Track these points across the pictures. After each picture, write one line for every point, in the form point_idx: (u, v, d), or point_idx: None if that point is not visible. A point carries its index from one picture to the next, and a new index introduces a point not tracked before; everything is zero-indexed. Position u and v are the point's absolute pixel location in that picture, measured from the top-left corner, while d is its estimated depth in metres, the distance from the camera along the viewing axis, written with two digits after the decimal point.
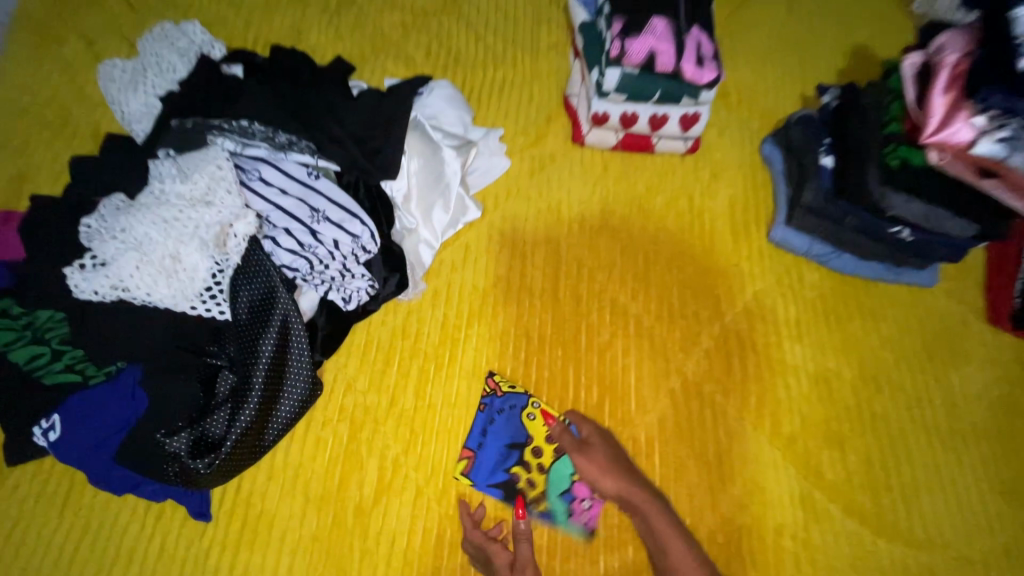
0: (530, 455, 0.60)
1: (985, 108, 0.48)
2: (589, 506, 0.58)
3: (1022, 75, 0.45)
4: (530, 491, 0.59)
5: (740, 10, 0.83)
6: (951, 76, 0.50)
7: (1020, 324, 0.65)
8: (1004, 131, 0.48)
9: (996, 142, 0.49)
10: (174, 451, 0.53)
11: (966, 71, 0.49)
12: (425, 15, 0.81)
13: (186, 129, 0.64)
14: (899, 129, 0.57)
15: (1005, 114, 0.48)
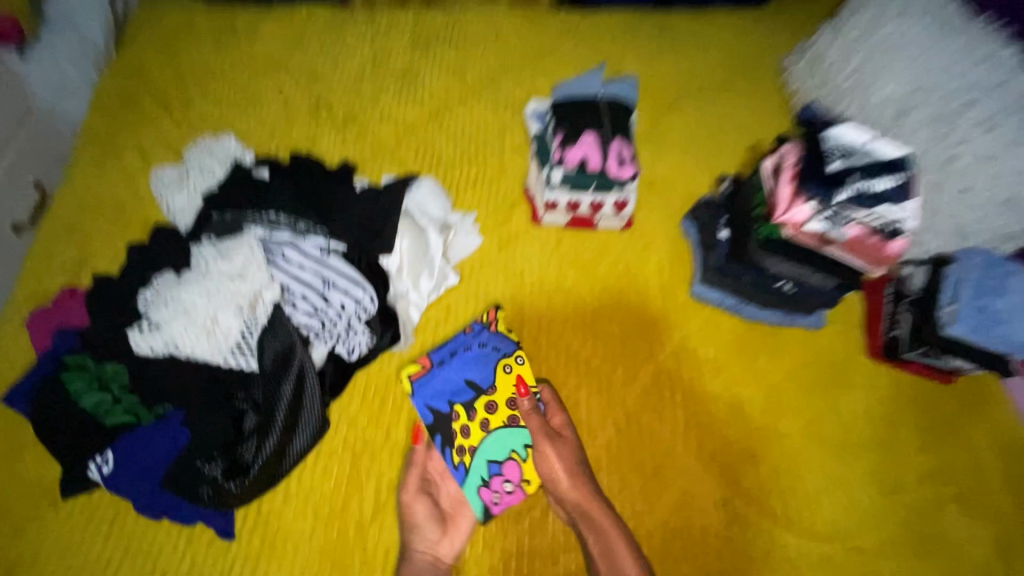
0: (483, 406, 0.75)
1: (812, 197, 0.66)
2: (510, 489, 0.71)
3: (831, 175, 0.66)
4: (464, 440, 0.73)
5: (663, 115, 1.05)
6: (790, 174, 0.69)
7: (890, 353, 0.82)
8: (826, 213, 0.67)
9: (822, 222, 0.67)
10: (211, 475, 0.66)
11: (799, 170, 0.68)
12: (414, 126, 1.03)
13: (226, 221, 0.82)
14: (761, 211, 0.74)
15: (824, 202, 0.66)
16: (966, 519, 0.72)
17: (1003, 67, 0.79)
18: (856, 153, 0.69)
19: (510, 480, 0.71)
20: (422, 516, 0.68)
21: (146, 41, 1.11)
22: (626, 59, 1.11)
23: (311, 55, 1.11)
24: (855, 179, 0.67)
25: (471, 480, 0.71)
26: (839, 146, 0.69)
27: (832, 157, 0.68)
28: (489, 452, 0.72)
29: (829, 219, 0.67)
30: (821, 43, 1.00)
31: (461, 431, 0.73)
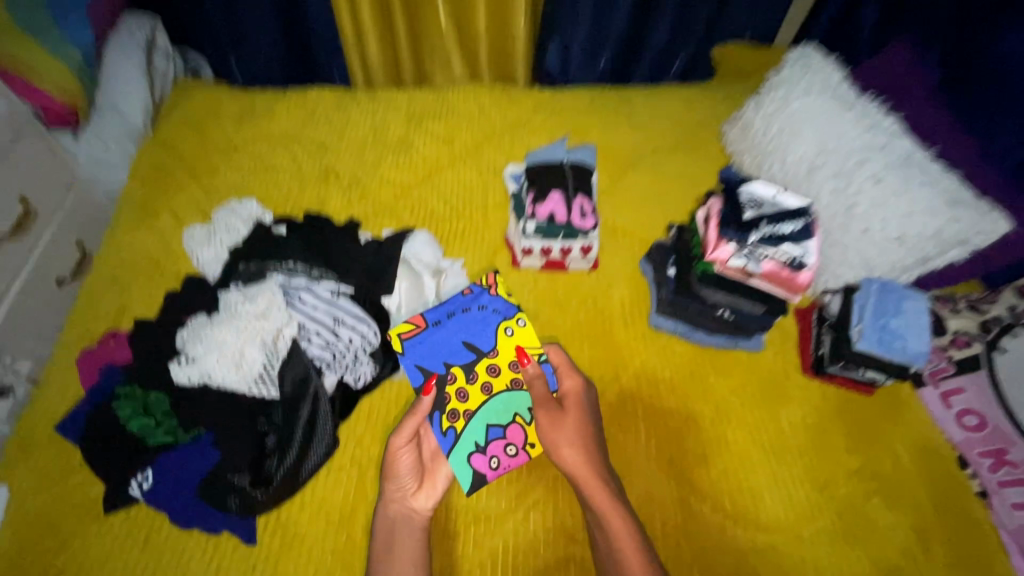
0: (485, 371, 0.91)
1: (730, 239, 0.85)
2: (513, 453, 0.85)
3: (738, 224, 0.86)
4: (463, 401, 0.88)
5: (622, 175, 1.23)
6: (713, 221, 0.89)
7: (818, 370, 0.96)
8: (741, 253, 0.86)
9: (742, 259, 0.86)
10: (240, 484, 0.78)
11: (718, 218, 0.88)
12: (410, 187, 1.20)
13: (252, 270, 0.98)
14: (698, 252, 0.95)
15: (740, 243, 0.85)
16: (889, 510, 0.84)
17: (882, 133, 0.99)
18: (764, 205, 0.90)
19: (512, 444, 0.85)
20: (404, 467, 0.81)
21: (177, 118, 1.28)
22: (589, 128, 1.32)
23: (321, 129, 1.30)
24: (764, 224, 0.87)
25: (466, 444, 0.85)
26: (751, 199, 0.90)
27: (746, 207, 0.89)
28: (487, 418, 0.87)
29: (747, 256, 0.86)
30: (745, 114, 1.21)
31: (461, 395, 0.89)
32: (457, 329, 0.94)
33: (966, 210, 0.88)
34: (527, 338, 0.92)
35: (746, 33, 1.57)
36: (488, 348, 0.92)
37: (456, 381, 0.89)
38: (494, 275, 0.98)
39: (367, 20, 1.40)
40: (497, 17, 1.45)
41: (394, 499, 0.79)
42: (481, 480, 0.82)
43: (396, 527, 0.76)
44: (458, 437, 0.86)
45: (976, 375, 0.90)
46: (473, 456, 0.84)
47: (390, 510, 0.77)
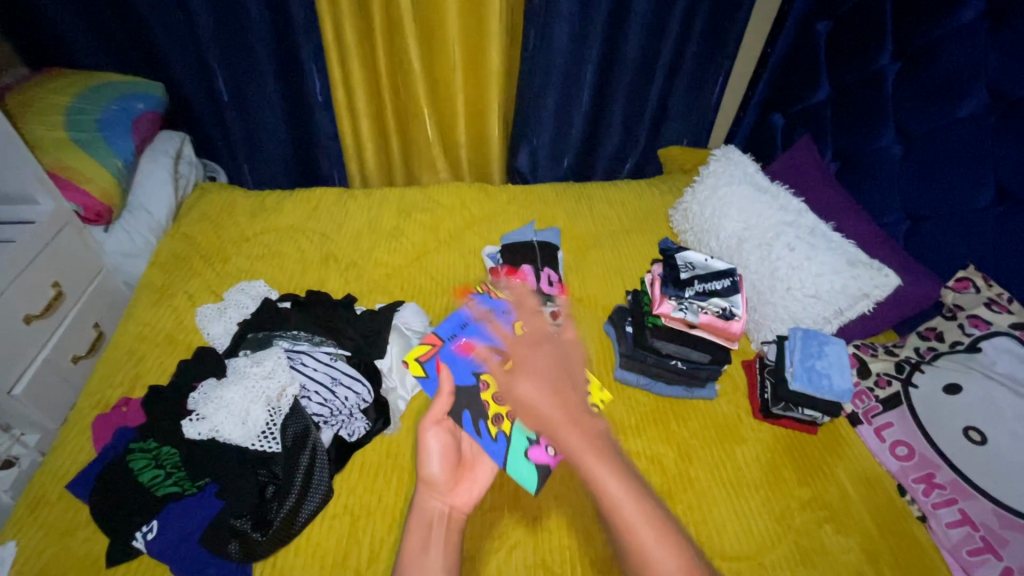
0: None
1: (671, 296, 1.06)
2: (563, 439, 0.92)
3: (676, 283, 1.07)
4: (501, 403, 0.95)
5: (584, 253, 1.43)
6: (655, 284, 1.10)
7: (765, 412, 1.08)
8: (681, 307, 1.06)
9: (681, 311, 1.06)
10: (241, 528, 0.84)
11: (659, 281, 1.09)
12: (400, 267, 1.37)
13: (260, 338, 1.10)
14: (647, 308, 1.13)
15: (678, 300, 1.06)
16: (841, 535, 0.92)
17: (791, 211, 1.22)
18: (696, 267, 1.12)
19: None
20: (433, 452, 0.88)
21: (196, 214, 1.46)
22: (556, 216, 1.54)
23: (323, 221, 1.49)
24: (696, 282, 1.08)
25: (520, 443, 0.91)
26: (685, 264, 1.12)
27: (681, 269, 1.11)
28: None
29: (685, 308, 1.06)
30: (685, 201, 1.44)
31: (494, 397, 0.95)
32: (474, 337, 1.03)
33: (864, 268, 1.08)
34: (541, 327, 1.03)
35: (684, 139, 1.87)
36: None
37: (490, 387, 0.96)
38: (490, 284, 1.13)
39: (366, 132, 1.66)
40: (475, 130, 1.74)
41: (432, 494, 0.85)
42: (546, 469, 0.89)
43: (432, 521, 0.82)
44: (509, 439, 0.91)
45: (899, 409, 1.02)
46: (531, 451, 0.90)
47: (428, 503, 0.83)
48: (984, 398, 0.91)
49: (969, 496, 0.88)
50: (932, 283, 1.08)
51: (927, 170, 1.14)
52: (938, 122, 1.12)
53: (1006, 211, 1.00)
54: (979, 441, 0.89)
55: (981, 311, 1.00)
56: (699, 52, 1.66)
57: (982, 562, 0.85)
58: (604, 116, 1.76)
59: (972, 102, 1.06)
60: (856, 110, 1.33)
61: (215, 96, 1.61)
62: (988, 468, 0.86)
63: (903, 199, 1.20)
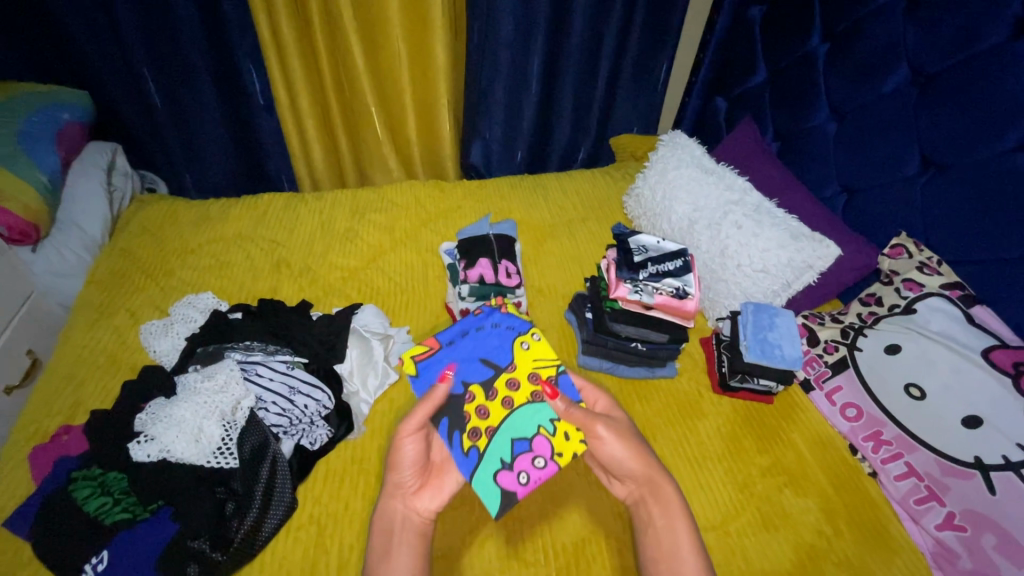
0: (507, 388, 0.92)
1: (627, 280, 1.07)
2: (542, 467, 0.83)
3: (629, 265, 1.08)
4: (483, 420, 0.89)
5: (541, 246, 1.45)
6: (610, 269, 1.10)
7: (723, 386, 1.12)
8: (636, 290, 1.06)
9: (637, 293, 1.06)
10: (199, 549, 0.80)
11: (614, 265, 1.09)
12: (357, 270, 1.36)
13: (209, 351, 1.05)
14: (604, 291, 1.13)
15: (633, 283, 1.06)
16: (800, 498, 0.96)
17: (736, 190, 1.26)
18: (649, 249, 1.13)
19: (539, 456, 0.84)
20: (407, 458, 0.84)
21: (135, 228, 1.40)
22: (511, 210, 1.55)
23: (273, 227, 1.45)
24: (649, 264, 1.09)
25: (492, 461, 0.84)
26: (638, 247, 1.13)
27: (635, 252, 1.12)
28: (512, 433, 0.87)
29: (640, 290, 1.06)
30: (637, 187, 1.46)
31: (476, 414, 0.90)
32: (472, 348, 0.98)
33: (807, 240, 1.12)
34: (542, 350, 0.95)
35: (634, 127, 1.90)
36: (506, 362, 0.95)
37: (475, 399, 0.91)
38: (502, 298, 1.07)
39: (313, 135, 1.62)
40: (426, 127, 1.71)
41: (397, 497, 0.84)
42: (511, 497, 0.81)
43: (393, 527, 0.81)
44: (481, 458, 0.85)
45: (847, 372, 1.07)
46: (502, 474, 0.83)
47: (391, 507, 0.83)
48: (923, 356, 0.96)
49: (913, 449, 0.94)
50: (870, 252, 1.13)
51: (860, 144, 1.20)
52: (866, 97, 1.18)
53: (930, 179, 1.06)
54: (919, 396, 0.94)
55: (915, 274, 1.05)
56: (642, 42, 1.68)
57: (928, 509, 0.90)
58: (554, 107, 1.77)
59: (894, 77, 1.12)
60: (793, 91, 1.38)
61: (148, 103, 1.53)
62: (931, 421, 0.92)
63: (839, 174, 1.26)
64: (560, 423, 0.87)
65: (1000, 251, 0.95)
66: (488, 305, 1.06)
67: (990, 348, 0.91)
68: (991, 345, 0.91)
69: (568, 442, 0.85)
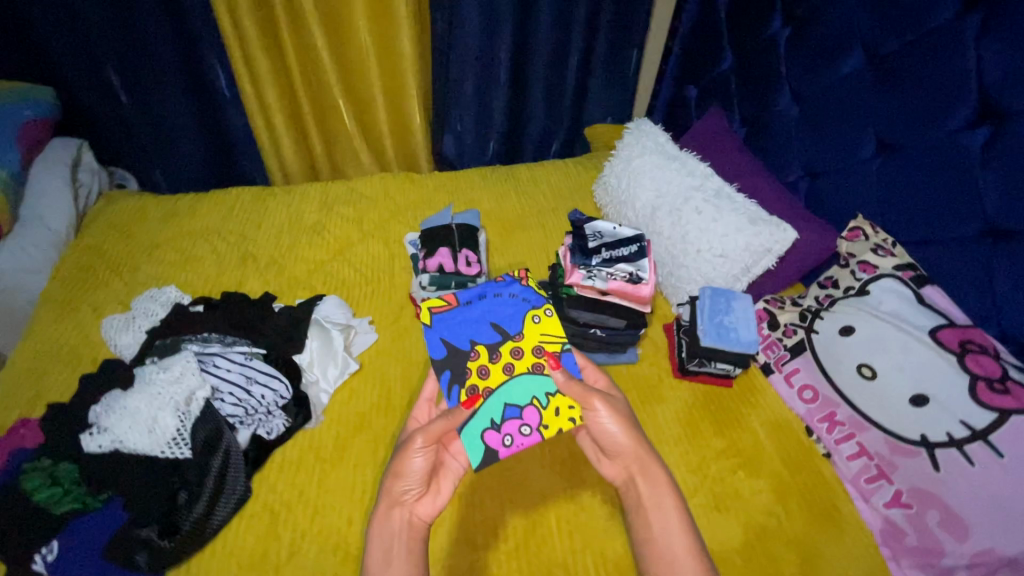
0: (511, 355, 0.93)
1: (580, 266, 1.07)
2: (527, 434, 0.85)
3: (582, 250, 1.09)
4: (483, 381, 0.91)
5: (509, 236, 1.45)
6: (566, 255, 1.11)
7: (682, 369, 1.13)
8: (590, 274, 1.07)
9: (590, 279, 1.07)
10: (147, 536, 0.82)
11: (569, 252, 1.10)
12: (324, 262, 1.36)
13: (167, 344, 1.05)
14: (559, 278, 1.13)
15: (587, 269, 1.07)
16: (753, 479, 0.97)
17: (697, 176, 1.26)
18: (604, 235, 1.13)
19: (526, 424, 0.86)
20: (416, 470, 0.77)
21: (102, 224, 1.40)
22: (481, 201, 1.55)
23: (241, 221, 1.45)
24: (604, 250, 1.10)
25: (482, 420, 0.86)
26: (593, 233, 1.14)
27: (590, 238, 1.12)
28: (506, 399, 0.89)
29: (594, 276, 1.07)
30: (604, 175, 1.46)
31: (478, 373, 0.91)
32: (485, 312, 1.00)
33: (765, 224, 1.12)
34: (551, 327, 0.97)
35: (608, 117, 1.89)
36: (514, 330, 0.96)
37: (480, 359, 0.93)
38: (526, 269, 1.05)
39: (281, 128, 1.62)
40: (397, 118, 1.71)
41: (397, 505, 0.77)
42: (493, 456, 0.83)
43: (393, 536, 0.75)
44: (473, 414, 0.86)
45: (805, 356, 1.07)
46: (488, 432, 0.85)
47: (391, 516, 0.76)
48: (873, 337, 0.97)
49: (864, 429, 0.95)
50: (830, 236, 1.13)
51: (820, 128, 1.20)
52: (825, 81, 1.18)
53: (884, 161, 1.06)
54: (870, 376, 0.95)
55: (869, 256, 1.05)
56: (611, 30, 1.68)
57: (877, 488, 0.91)
58: (526, 97, 1.76)
59: (850, 60, 1.12)
60: (757, 77, 1.38)
61: (113, 98, 1.54)
62: (879, 401, 0.93)
63: (801, 159, 1.26)
64: (553, 399, 0.89)
65: (949, 231, 0.96)
66: (511, 273, 1.06)
67: (936, 328, 0.91)
68: (937, 325, 0.92)
69: (557, 417, 0.86)
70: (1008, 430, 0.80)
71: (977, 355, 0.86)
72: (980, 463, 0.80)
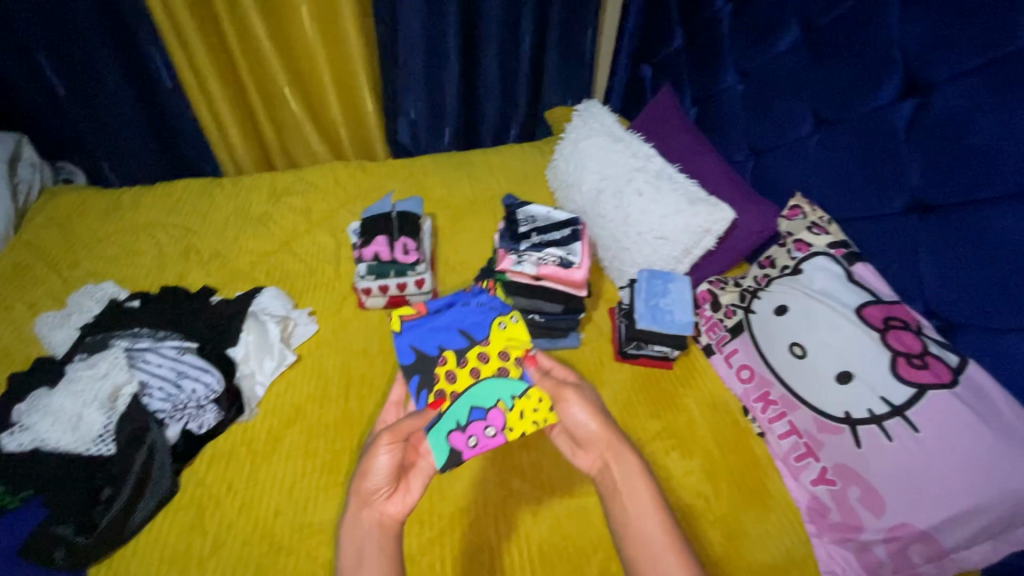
0: (478, 359, 0.93)
1: (512, 251, 1.07)
2: (492, 435, 0.86)
3: (513, 234, 1.09)
4: (450, 386, 0.90)
5: (459, 222, 1.43)
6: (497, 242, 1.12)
7: (621, 352, 1.12)
8: (520, 258, 1.06)
9: (521, 264, 1.06)
10: (63, 533, 0.82)
11: (501, 237, 1.11)
12: (268, 253, 1.34)
13: (97, 340, 1.03)
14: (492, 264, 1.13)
15: (517, 253, 1.07)
16: (685, 459, 0.97)
17: (641, 157, 1.24)
18: (537, 219, 1.14)
19: (491, 426, 0.86)
20: (384, 468, 0.75)
21: (42, 219, 1.38)
22: (432, 187, 1.53)
23: (186, 213, 1.43)
24: (533, 235, 1.10)
25: (448, 423, 0.85)
26: (526, 218, 1.14)
27: (521, 224, 1.13)
28: (473, 402, 0.88)
29: (524, 260, 1.06)
30: (554, 159, 1.44)
31: (445, 377, 0.91)
32: (454, 319, 0.99)
33: (703, 204, 1.10)
34: (518, 332, 0.95)
35: (568, 99, 1.86)
36: (482, 336, 0.96)
37: (447, 363, 0.93)
38: (493, 282, 1.10)
39: (228, 118, 1.59)
40: (348, 105, 1.68)
41: (367, 504, 0.74)
42: (457, 457, 0.83)
43: (364, 536, 0.72)
44: (439, 417, 0.86)
45: (743, 336, 1.07)
46: (454, 435, 0.84)
47: (362, 516, 0.73)
48: (804, 315, 0.96)
49: (795, 407, 0.94)
50: (770, 214, 1.13)
51: (762, 105, 1.18)
52: (765, 57, 1.16)
53: (821, 137, 1.05)
54: (800, 355, 0.94)
55: (805, 235, 1.04)
56: (564, 10, 1.64)
57: (805, 465, 0.92)
58: (480, 81, 1.73)
59: (788, 36, 1.10)
60: (704, 54, 1.36)
61: (51, 91, 1.50)
62: (809, 379, 0.92)
63: (746, 138, 1.24)
64: (519, 401, 0.89)
65: (879, 208, 0.95)
66: (479, 286, 1.09)
67: (862, 306, 0.91)
68: (864, 301, 0.91)
69: (522, 420, 0.87)
70: (924, 405, 0.80)
71: (900, 330, 0.86)
72: (897, 438, 0.81)
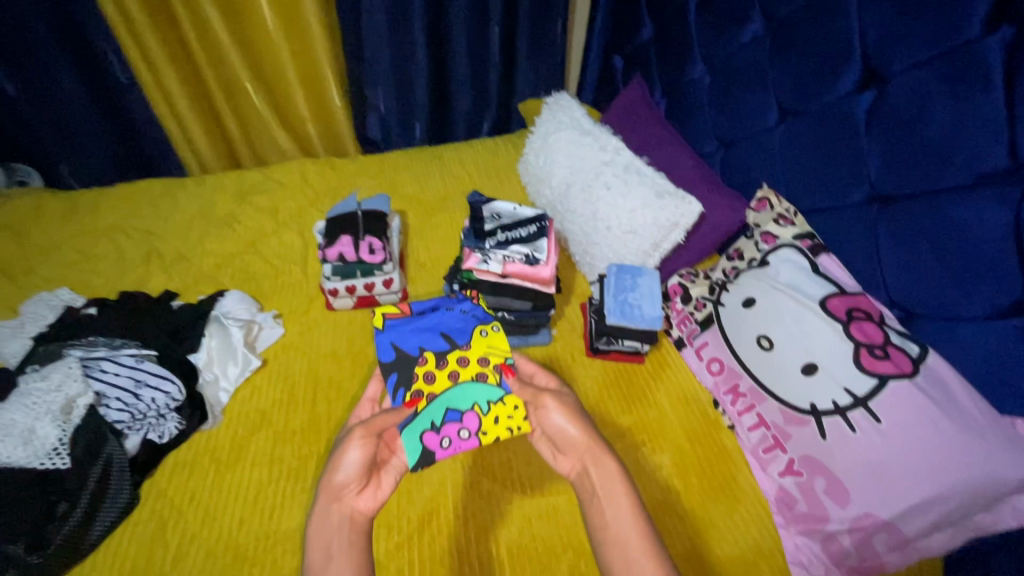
0: (457, 362, 0.93)
1: (475, 250, 1.07)
2: (465, 437, 0.85)
3: (479, 232, 1.09)
4: (427, 384, 0.90)
5: (430, 219, 1.41)
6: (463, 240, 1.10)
7: (592, 348, 1.12)
8: (485, 257, 1.06)
9: (486, 262, 1.06)
10: (13, 552, 0.76)
11: (466, 236, 1.10)
12: (233, 255, 1.31)
13: (49, 350, 0.98)
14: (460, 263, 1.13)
15: (482, 252, 1.07)
16: (656, 454, 0.97)
17: (610, 150, 1.23)
18: (502, 217, 1.13)
19: (465, 428, 0.85)
20: (355, 463, 0.73)
21: None
22: (403, 184, 1.51)
23: (147, 215, 1.38)
24: (499, 232, 1.09)
25: (422, 421, 0.84)
26: (491, 215, 1.13)
27: (487, 221, 1.11)
28: (449, 403, 0.87)
29: (489, 259, 1.06)
30: (525, 153, 1.42)
31: (422, 376, 0.90)
32: (436, 324, 1.00)
33: (670, 198, 1.10)
34: (499, 341, 0.95)
35: (541, 92, 1.84)
36: (463, 341, 0.96)
37: (427, 363, 0.92)
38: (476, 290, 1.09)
39: (189, 116, 1.54)
40: (315, 100, 1.64)
41: (335, 498, 0.71)
42: (429, 458, 0.82)
43: (333, 534, 0.69)
44: (415, 415, 0.85)
45: (713, 329, 1.06)
46: (428, 434, 0.83)
47: (330, 512, 0.70)
48: (772, 307, 0.96)
49: (762, 399, 0.94)
50: (739, 206, 1.12)
51: (729, 95, 1.18)
52: (730, 47, 1.16)
53: (787, 128, 1.04)
54: (767, 347, 0.94)
55: (772, 227, 1.04)
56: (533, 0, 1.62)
57: (772, 457, 0.92)
58: (450, 74, 1.70)
59: (752, 25, 1.09)
60: (672, 45, 1.35)
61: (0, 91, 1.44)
62: (778, 372, 0.92)
63: (714, 129, 1.24)
64: (495, 406, 0.88)
65: (844, 198, 0.95)
66: (463, 295, 1.08)
67: (827, 298, 0.91)
68: (829, 293, 0.92)
69: (497, 425, 0.86)
70: (887, 396, 0.80)
71: (862, 322, 0.87)
72: (861, 430, 0.81)
